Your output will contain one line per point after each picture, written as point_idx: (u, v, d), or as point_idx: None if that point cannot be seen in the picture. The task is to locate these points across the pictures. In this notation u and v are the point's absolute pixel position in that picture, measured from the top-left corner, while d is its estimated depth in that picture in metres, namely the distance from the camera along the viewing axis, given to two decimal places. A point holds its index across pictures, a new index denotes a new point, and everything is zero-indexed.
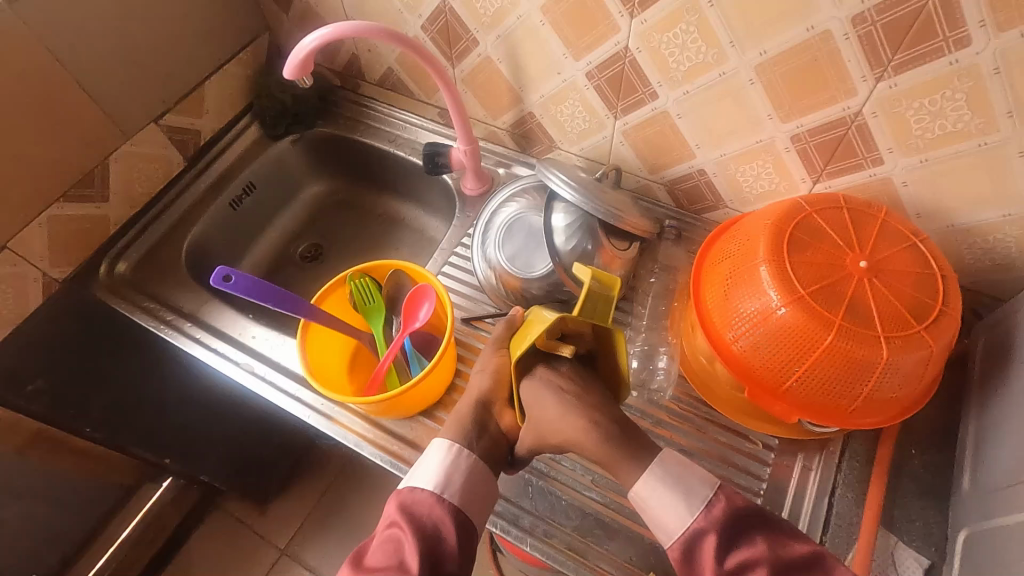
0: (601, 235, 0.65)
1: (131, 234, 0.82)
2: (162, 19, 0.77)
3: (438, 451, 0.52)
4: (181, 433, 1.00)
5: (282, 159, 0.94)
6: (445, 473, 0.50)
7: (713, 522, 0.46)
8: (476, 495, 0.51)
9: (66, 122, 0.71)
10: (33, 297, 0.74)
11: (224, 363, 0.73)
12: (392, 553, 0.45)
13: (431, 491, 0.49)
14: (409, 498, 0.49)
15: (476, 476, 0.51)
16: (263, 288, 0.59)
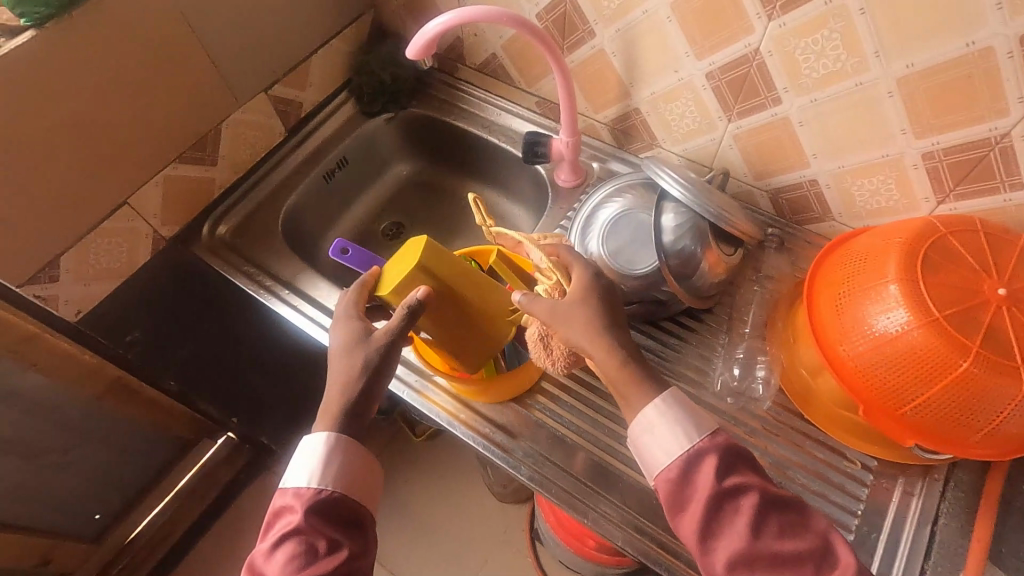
0: (710, 239, 0.64)
1: (232, 198, 0.85)
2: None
3: (314, 444, 0.53)
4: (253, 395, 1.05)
5: (375, 136, 0.96)
6: (324, 469, 0.52)
7: (714, 446, 0.50)
8: (360, 480, 0.54)
9: (189, 84, 0.73)
10: (144, 252, 0.77)
11: (317, 330, 0.75)
12: (300, 548, 0.49)
13: (318, 490, 0.52)
14: (304, 501, 0.51)
15: (359, 462, 0.54)
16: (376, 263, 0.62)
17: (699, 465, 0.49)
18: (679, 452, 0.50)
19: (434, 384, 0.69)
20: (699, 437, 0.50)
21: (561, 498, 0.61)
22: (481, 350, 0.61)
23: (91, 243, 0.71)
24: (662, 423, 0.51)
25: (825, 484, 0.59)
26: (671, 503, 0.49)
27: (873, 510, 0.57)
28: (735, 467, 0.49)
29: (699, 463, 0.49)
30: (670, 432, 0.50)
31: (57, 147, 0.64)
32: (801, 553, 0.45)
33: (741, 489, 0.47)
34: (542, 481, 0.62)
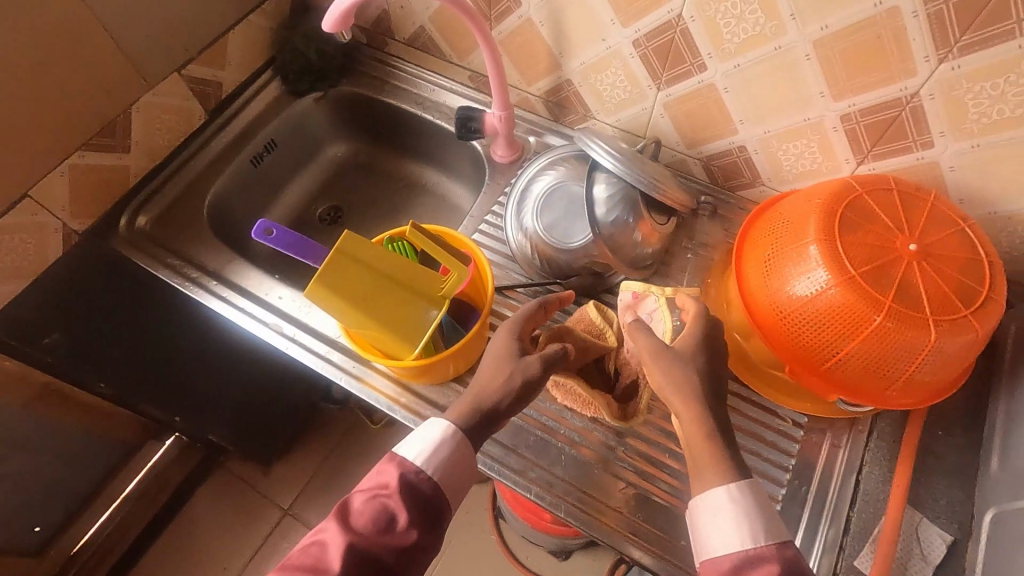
0: (641, 209, 0.64)
1: (150, 187, 0.80)
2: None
3: (435, 428, 0.53)
4: (193, 392, 1.01)
5: (304, 116, 0.92)
6: (442, 453, 0.51)
7: (778, 554, 0.45)
8: (456, 478, 0.52)
9: (90, 65, 0.68)
10: (54, 249, 0.72)
11: (249, 321, 0.72)
12: (380, 519, 0.47)
13: (423, 470, 0.51)
14: (410, 473, 0.50)
15: (463, 457, 0.52)
16: (304, 244, 0.59)
17: (752, 569, 0.45)
18: (739, 548, 0.46)
19: (373, 370, 0.67)
20: (762, 542, 0.46)
21: (503, 474, 0.61)
22: (420, 325, 0.61)
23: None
24: (729, 512, 0.47)
25: (758, 443, 0.60)
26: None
27: (803, 464, 0.59)
28: None
29: (754, 568, 0.45)
30: (731, 513, 0.47)
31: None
32: None
33: None
34: (484, 458, 0.62)
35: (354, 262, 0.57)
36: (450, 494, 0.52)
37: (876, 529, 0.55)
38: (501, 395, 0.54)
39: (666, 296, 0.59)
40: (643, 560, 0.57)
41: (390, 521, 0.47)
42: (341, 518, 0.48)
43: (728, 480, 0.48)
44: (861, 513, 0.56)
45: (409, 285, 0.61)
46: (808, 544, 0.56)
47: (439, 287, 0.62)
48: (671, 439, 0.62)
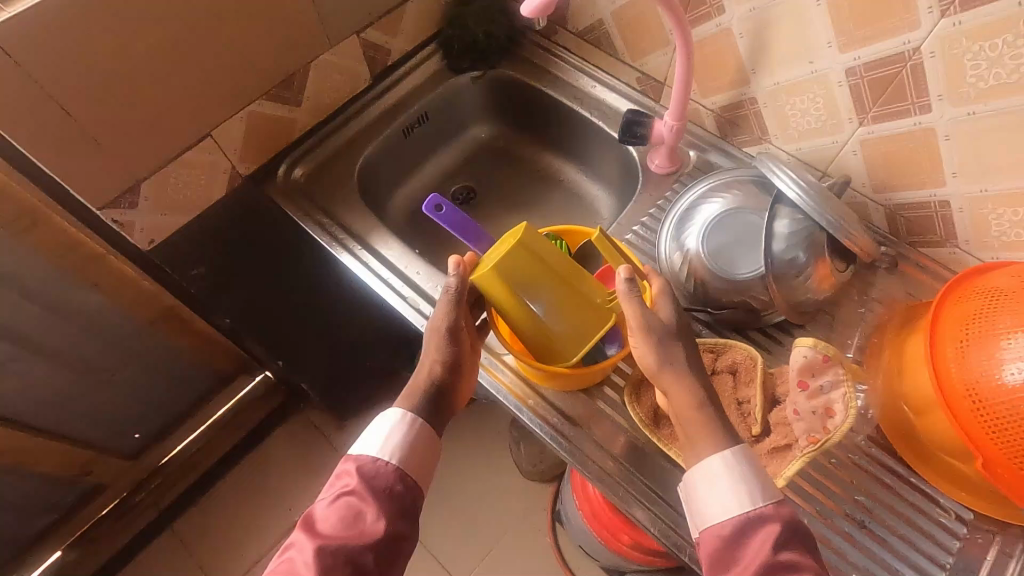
0: (822, 252, 0.59)
1: (310, 142, 0.82)
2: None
3: (389, 421, 0.55)
4: (301, 342, 1.04)
5: (459, 94, 0.91)
6: (400, 436, 0.55)
7: (779, 515, 0.48)
8: (417, 467, 0.55)
9: (287, 18, 0.70)
10: (219, 187, 0.75)
11: (385, 290, 0.73)
12: (349, 526, 0.50)
13: (381, 459, 0.54)
14: (370, 470, 0.53)
15: (422, 447, 0.55)
16: (466, 225, 0.62)
17: (754, 530, 0.48)
18: (739, 511, 0.49)
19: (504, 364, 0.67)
20: (761, 504, 0.49)
21: (633, 509, 0.61)
22: (576, 329, 0.60)
23: (174, 173, 0.69)
24: (726, 476, 0.50)
25: (912, 529, 0.55)
26: (714, 562, 0.49)
27: (962, 566, 0.53)
28: (791, 541, 0.47)
29: (755, 528, 0.48)
30: (727, 478, 0.50)
31: (154, 70, 0.62)
32: None
33: (795, 566, 0.45)
34: (602, 480, 0.62)
35: (531, 252, 0.60)
36: (417, 483, 0.55)
37: None
38: None
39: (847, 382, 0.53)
40: None
41: (358, 516, 0.50)
42: (309, 530, 0.50)
43: (721, 447, 0.51)
44: None
45: (575, 285, 0.61)
46: None
47: (606, 294, 0.61)
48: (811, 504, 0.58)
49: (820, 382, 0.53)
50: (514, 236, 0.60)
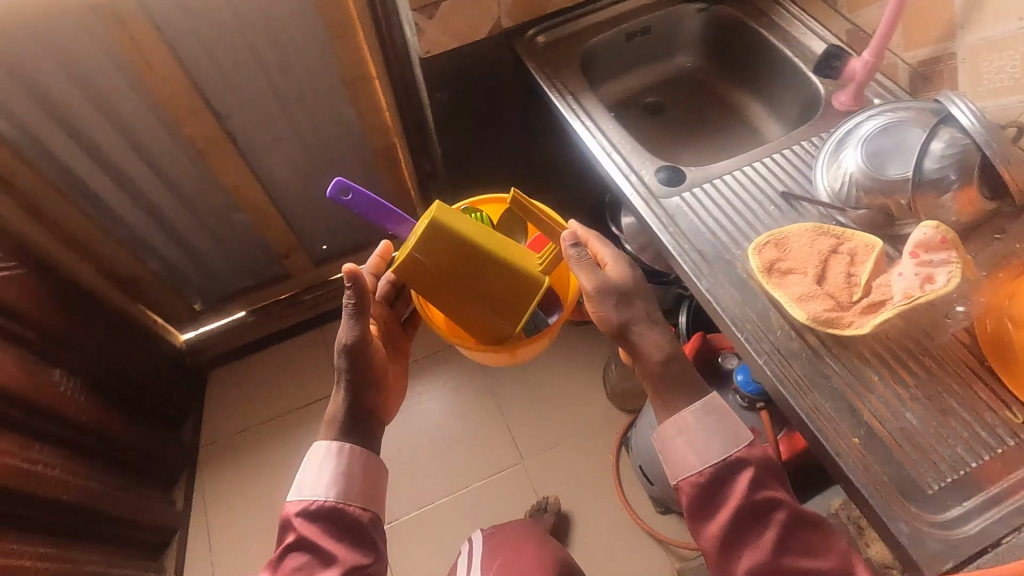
0: (970, 176, 0.66)
1: (557, 19, 1.03)
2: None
3: (319, 451, 0.73)
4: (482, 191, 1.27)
5: (682, 20, 1.07)
6: (344, 463, 0.72)
7: (752, 455, 0.70)
8: (354, 485, 0.72)
9: None
10: (484, 30, 0.99)
11: (580, 129, 0.91)
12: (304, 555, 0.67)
13: (325, 496, 0.70)
14: (307, 510, 0.70)
15: (355, 466, 0.73)
16: (371, 203, 0.85)
17: (732, 471, 0.70)
18: (713, 460, 0.71)
19: (657, 204, 0.82)
20: (734, 446, 0.71)
21: (726, 330, 0.71)
22: (518, 286, 0.81)
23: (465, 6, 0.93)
24: (701, 428, 0.73)
25: (975, 417, 0.62)
26: (705, 508, 0.70)
27: (1011, 457, 0.60)
28: (762, 482, 0.69)
29: (732, 471, 0.70)
30: (705, 427, 0.72)
31: None
32: (824, 566, 0.64)
33: (774, 504, 0.67)
34: (717, 296, 0.72)
35: (451, 233, 0.77)
36: (357, 500, 0.72)
37: None
38: None
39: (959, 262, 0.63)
40: (807, 439, 0.64)
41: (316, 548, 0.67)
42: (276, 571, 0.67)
43: (689, 404, 0.75)
44: None
45: (506, 254, 0.80)
46: (978, 508, 0.58)
47: (536, 264, 0.82)
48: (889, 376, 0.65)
49: (932, 256, 0.64)
50: (431, 213, 0.77)
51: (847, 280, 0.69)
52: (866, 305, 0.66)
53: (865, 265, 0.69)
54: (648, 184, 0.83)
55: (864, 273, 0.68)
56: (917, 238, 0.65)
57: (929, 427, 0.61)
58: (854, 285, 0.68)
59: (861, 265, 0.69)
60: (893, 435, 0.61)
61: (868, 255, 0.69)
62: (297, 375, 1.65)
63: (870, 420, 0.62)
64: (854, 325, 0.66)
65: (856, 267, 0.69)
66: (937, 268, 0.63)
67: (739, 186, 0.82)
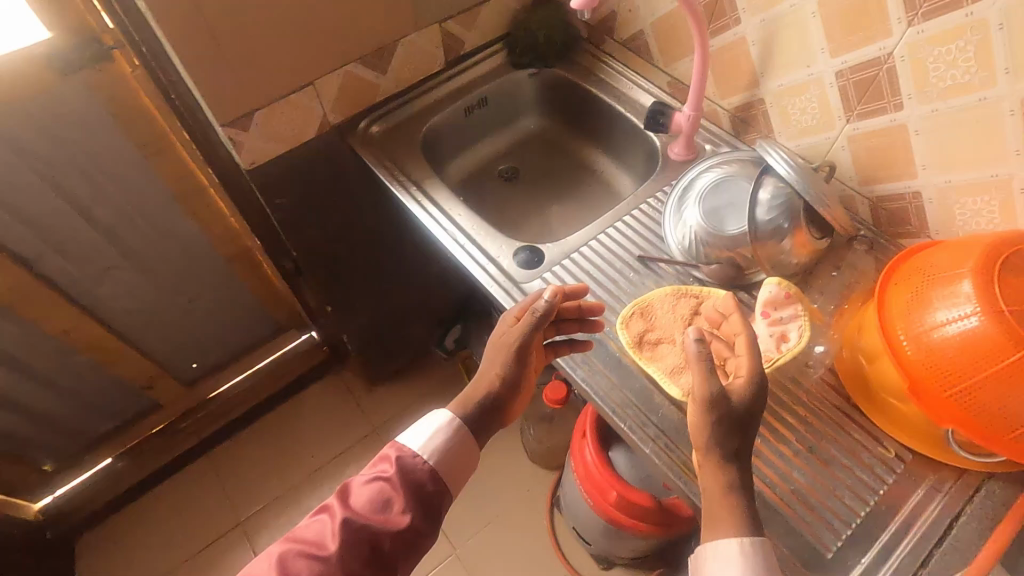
0: (801, 218, 0.69)
1: (391, 104, 0.98)
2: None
3: (441, 419, 0.68)
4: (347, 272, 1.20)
5: (516, 86, 1.07)
6: (437, 440, 0.66)
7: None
8: (453, 467, 0.67)
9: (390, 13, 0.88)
10: (310, 130, 0.92)
11: (430, 223, 0.86)
12: (377, 504, 0.62)
13: (419, 457, 0.65)
14: (408, 462, 0.65)
15: (460, 448, 0.67)
16: None
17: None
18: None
19: (519, 290, 0.78)
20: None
21: (586, 387, 0.69)
22: None
23: (293, 101, 0.87)
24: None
25: (856, 462, 0.63)
26: None
27: (896, 493, 0.61)
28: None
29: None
30: None
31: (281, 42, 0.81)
32: None
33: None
34: (595, 383, 0.70)
35: None
36: (445, 483, 0.66)
37: (896, 529, 0.59)
38: (677, 336, 0.71)
39: (733, 304, 0.71)
40: None
41: (385, 505, 0.62)
42: (342, 498, 0.63)
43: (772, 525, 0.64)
44: (898, 527, 0.59)
45: None
46: (874, 559, 0.58)
47: None
48: (773, 433, 0.64)
49: (780, 313, 0.67)
50: None
51: (673, 301, 0.73)
52: (694, 335, 0.70)
53: (661, 296, 0.74)
54: (497, 261, 0.81)
55: (690, 314, 0.72)
56: (682, 295, 0.74)
57: (814, 480, 0.61)
58: (687, 324, 0.71)
59: (662, 307, 0.73)
60: (785, 505, 0.60)
61: (691, 300, 0.73)
62: (193, 522, 1.46)
63: (765, 495, 0.60)
64: None
65: (698, 307, 0.72)
66: (713, 307, 0.72)
67: (597, 255, 0.81)
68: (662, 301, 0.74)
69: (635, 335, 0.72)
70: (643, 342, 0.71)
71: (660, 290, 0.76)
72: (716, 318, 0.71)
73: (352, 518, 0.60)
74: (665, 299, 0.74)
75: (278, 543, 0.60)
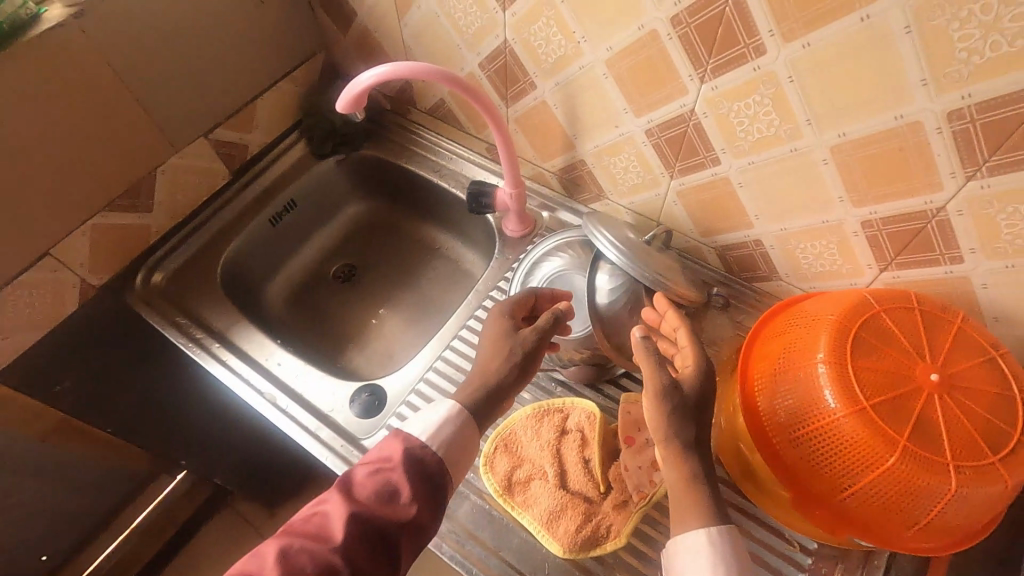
0: (645, 299, 0.61)
1: (171, 242, 0.82)
2: (235, 8, 0.77)
3: (442, 408, 0.55)
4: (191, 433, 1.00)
5: (324, 178, 0.92)
6: (448, 429, 0.53)
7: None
8: (459, 452, 0.53)
9: (132, 142, 0.73)
10: (71, 302, 0.74)
11: (245, 388, 0.71)
12: (384, 490, 0.48)
13: (427, 445, 0.52)
14: (412, 445, 0.52)
15: (464, 436, 0.54)
16: None
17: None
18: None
19: (361, 451, 0.65)
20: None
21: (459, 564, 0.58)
22: None
23: (26, 280, 0.68)
24: None
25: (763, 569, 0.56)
26: None
27: None
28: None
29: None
30: None
31: None
32: None
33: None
34: (466, 557, 0.59)
35: None
36: (452, 473, 0.53)
37: None
38: (546, 470, 0.61)
39: (598, 413, 0.62)
40: None
41: (395, 494, 0.48)
42: (344, 491, 0.49)
43: None
44: None
45: None
46: None
47: None
48: None
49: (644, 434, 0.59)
50: None
51: (535, 424, 0.64)
52: (564, 464, 0.61)
53: (521, 419, 0.64)
54: (330, 422, 0.67)
55: (556, 437, 0.62)
56: (543, 413, 0.64)
57: None
58: (555, 452, 0.62)
59: (525, 435, 0.63)
60: None
61: (554, 416, 0.64)
62: None
63: None
64: (605, 523, 0.57)
65: (564, 425, 0.63)
66: (579, 422, 0.63)
67: (447, 380, 0.70)
68: (523, 426, 0.64)
69: (501, 480, 0.61)
70: (510, 487, 0.61)
71: (520, 410, 0.66)
72: (584, 435, 0.62)
73: (358, 511, 0.47)
74: (527, 423, 0.64)
75: (269, 540, 0.46)
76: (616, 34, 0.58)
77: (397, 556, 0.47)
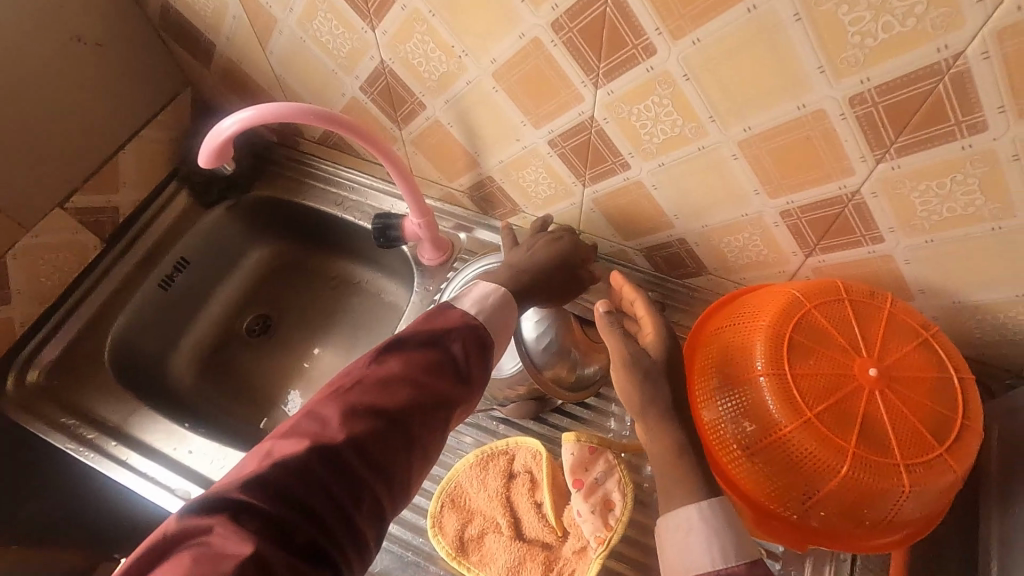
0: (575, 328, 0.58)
1: (43, 332, 0.72)
2: (67, 59, 0.68)
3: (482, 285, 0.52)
4: None
5: (215, 229, 0.83)
6: (481, 299, 0.50)
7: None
8: (500, 327, 0.50)
9: None
10: None
11: (153, 488, 0.63)
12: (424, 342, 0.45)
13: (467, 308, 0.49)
14: (452, 312, 0.48)
15: (502, 325, 0.50)
16: None
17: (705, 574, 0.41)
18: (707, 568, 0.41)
19: None
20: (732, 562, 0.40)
21: None
22: None
23: None
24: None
25: None
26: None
27: None
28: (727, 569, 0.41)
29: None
30: None
31: None
32: None
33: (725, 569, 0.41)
34: None
35: None
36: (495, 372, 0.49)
37: None
38: (499, 523, 0.56)
39: (545, 452, 0.58)
40: None
41: (441, 362, 0.45)
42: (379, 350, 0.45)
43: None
44: None
45: None
46: None
47: None
48: None
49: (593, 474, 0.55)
50: None
51: (480, 474, 0.59)
52: (516, 514, 0.57)
53: (465, 470, 0.59)
54: None
55: (504, 485, 0.58)
56: (488, 461, 0.59)
57: None
58: (506, 502, 0.57)
59: (471, 487, 0.58)
60: None
61: (500, 463, 0.59)
62: None
63: None
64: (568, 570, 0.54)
65: (511, 471, 0.59)
66: (526, 465, 0.58)
67: None
68: (468, 479, 0.59)
69: (452, 544, 0.56)
70: (464, 548, 0.56)
71: (463, 460, 0.60)
72: (533, 478, 0.58)
73: (356, 403, 0.41)
74: (471, 475, 0.59)
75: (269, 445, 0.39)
76: (496, 45, 0.53)
77: (400, 438, 0.41)
